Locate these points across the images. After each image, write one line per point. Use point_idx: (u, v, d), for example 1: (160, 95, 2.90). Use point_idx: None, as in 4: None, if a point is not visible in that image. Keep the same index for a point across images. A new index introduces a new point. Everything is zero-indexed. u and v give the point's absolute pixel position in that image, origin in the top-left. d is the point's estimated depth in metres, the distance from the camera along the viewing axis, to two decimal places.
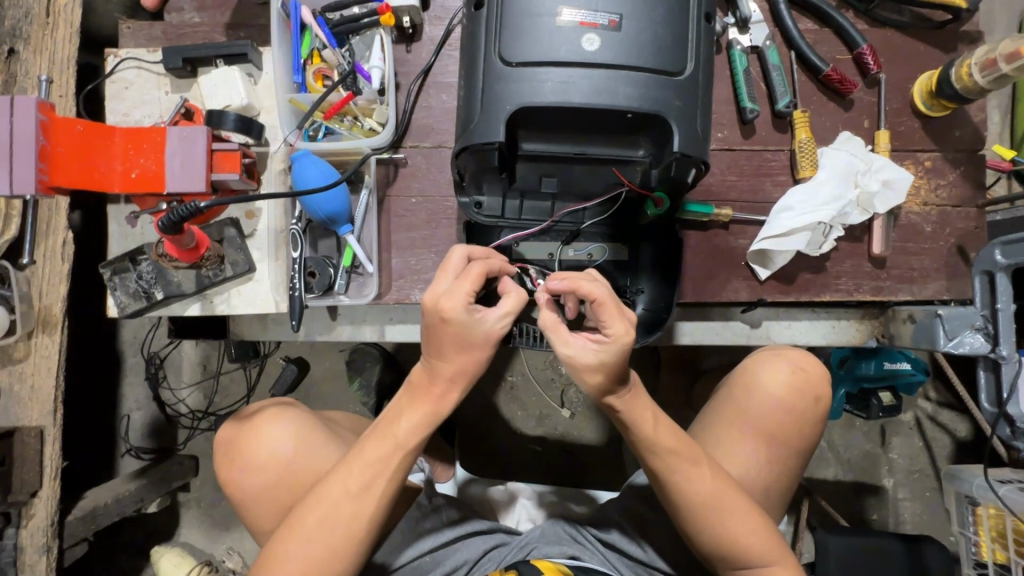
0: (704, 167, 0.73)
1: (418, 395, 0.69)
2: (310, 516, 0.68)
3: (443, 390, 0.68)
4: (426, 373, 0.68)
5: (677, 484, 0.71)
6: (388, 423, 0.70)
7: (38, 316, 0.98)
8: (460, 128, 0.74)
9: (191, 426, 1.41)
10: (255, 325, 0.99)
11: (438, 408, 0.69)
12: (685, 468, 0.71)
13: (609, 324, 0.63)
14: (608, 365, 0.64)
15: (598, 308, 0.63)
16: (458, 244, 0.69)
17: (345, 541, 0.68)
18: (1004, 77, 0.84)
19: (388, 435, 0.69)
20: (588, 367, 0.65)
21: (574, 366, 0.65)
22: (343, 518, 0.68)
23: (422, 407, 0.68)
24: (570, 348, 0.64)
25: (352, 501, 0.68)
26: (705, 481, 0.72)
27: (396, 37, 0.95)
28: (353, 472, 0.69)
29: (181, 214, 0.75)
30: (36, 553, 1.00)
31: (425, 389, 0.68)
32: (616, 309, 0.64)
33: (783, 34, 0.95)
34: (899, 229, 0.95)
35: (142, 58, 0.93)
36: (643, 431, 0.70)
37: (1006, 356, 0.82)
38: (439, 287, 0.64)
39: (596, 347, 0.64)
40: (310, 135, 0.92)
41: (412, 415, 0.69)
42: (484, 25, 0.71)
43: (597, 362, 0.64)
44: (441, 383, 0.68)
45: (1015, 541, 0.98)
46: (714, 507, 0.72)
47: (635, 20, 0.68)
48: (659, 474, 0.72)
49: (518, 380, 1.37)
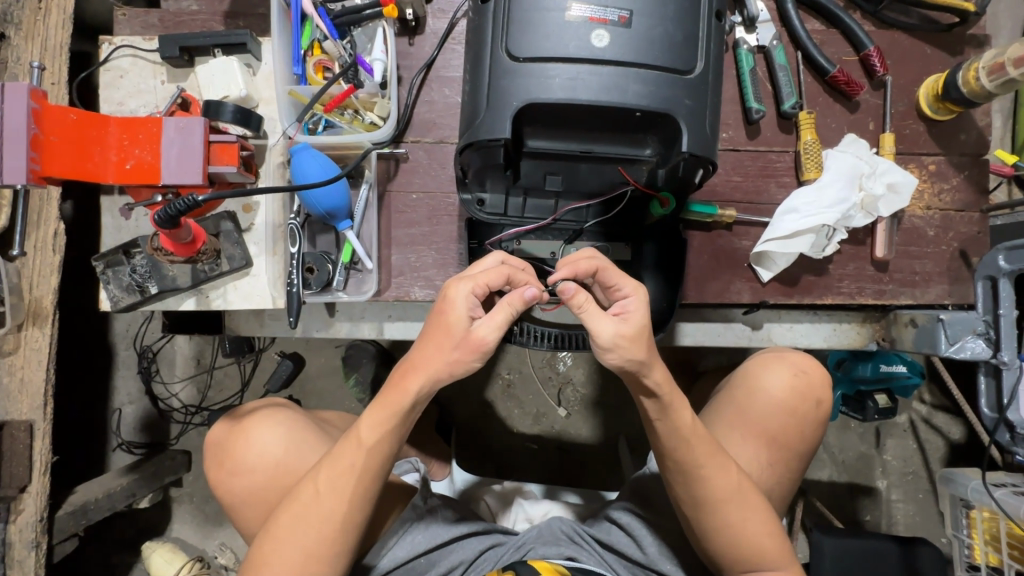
0: (711, 167, 0.72)
1: (383, 400, 0.68)
2: (287, 517, 0.69)
3: (404, 386, 0.66)
4: (396, 374, 0.68)
5: (705, 477, 0.71)
6: (355, 427, 0.69)
7: (28, 308, 0.96)
8: (465, 124, 0.73)
9: (184, 421, 1.39)
10: (251, 321, 0.98)
11: (398, 402, 0.66)
12: (712, 462, 0.71)
13: (620, 284, 0.67)
14: (644, 327, 0.64)
15: (604, 274, 0.67)
16: (492, 251, 0.71)
17: (323, 543, 0.68)
18: (1011, 81, 0.83)
19: (353, 440, 0.68)
20: (628, 340, 0.62)
21: (615, 343, 0.62)
22: (321, 521, 0.68)
23: (384, 411, 0.67)
24: (609, 323, 0.62)
25: (330, 502, 0.68)
26: (730, 478, 0.71)
27: (398, 30, 0.94)
28: (326, 477, 0.68)
29: (178, 209, 0.73)
30: (25, 549, 0.99)
31: (390, 394, 0.67)
32: (619, 271, 0.68)
33: (790, 33, 0.94)
34: (902, 233, 0.95)
35: (138, 45, 0.91)
36: (682, 421, 0.69)
37: (1007, 362, 0.82)
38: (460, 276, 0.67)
39: (623, 319, 0.63)
40: (310, 128, 0.91)
41: (374, 415, 0.67)
42: (492, 18, 0.69)
43: (635, 327, 0.63)
44: (406, 387, 0.66)
45: (1008, 544, 0.98)
46: (735, 503, 0.72)
47: (645, 16, 0.67)
48: (687, 467, 0.71)
49: (515, 378, 1.36)
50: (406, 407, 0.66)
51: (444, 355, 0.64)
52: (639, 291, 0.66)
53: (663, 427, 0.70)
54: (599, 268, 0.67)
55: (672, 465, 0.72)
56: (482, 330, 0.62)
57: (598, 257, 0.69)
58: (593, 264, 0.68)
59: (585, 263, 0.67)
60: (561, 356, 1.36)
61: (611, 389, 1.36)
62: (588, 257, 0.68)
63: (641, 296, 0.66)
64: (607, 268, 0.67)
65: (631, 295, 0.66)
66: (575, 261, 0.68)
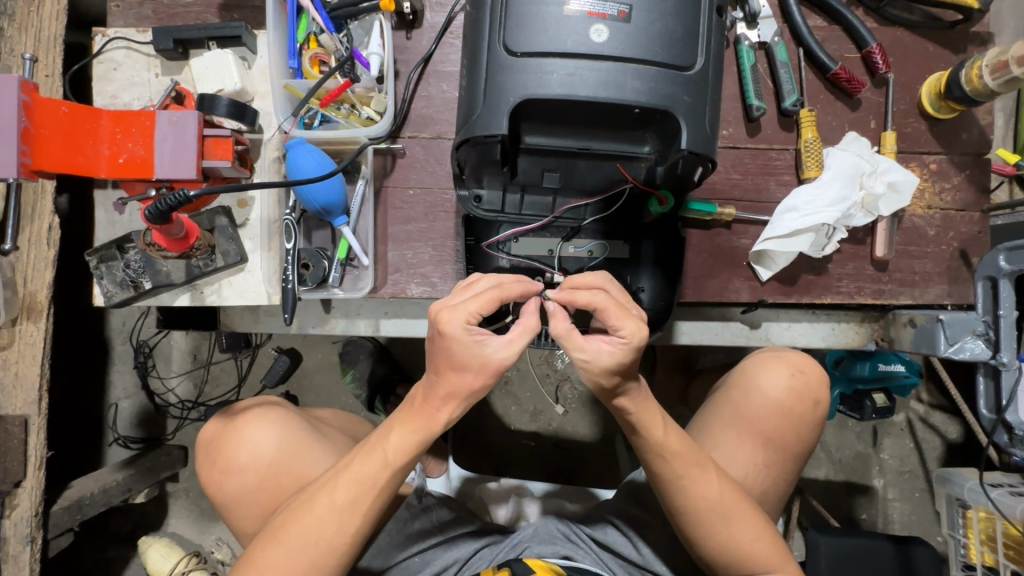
0: (710, 165, 0.72)
1: (412, 419, 0.66)
2: (296, 526, 0.67)
3: (440, 404, 0.64)
4: (421, 393, 0.65)
5: (685, 489, 0.70)
6: (379, 440, 0.68)
7: (22, 303, 0.95)
8: (462, 118, 0.72)
9: (180, 416, 1.38)
10: (246, 317, 0.97)
11: (432, 422, 0.65)
12: (692, 473, 0.70)
13: (618, 326, 0.60)
14: (623, 366, 0.61)
15: (604, 314, 0.60)
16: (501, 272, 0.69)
17: (330, 554, 0.67)
18: (1014, 80, 0.82)
19: (377, 450, 0.67)
20: (603, 368, 0.61)
21: (587, 368, 0.61)
22: (334, 533, 0.67)
23: (417, 428, 0.66)
24: (583, 351, 0.61)
25: (344, 515, 0.67)
26: (709, 489, 0.71)
27: (395, 23, 0.92)
28: (342, 492, 0.67)
29: (168, 204, 0.73)
30: (19, 544, 0.98)
31: (421, 414, 0.65)
32: (625, 314, 0.60)
33: (792, 30, 0.93)
34: (903, 232, 0.94)
35: (132, 37, 0.90)
36: (654, 435, 0.69)
37: (1006, 363, 0.81)
38: (451, 303, 0.60)
39: (608, 351, 0.61)
40: (306, 123, 0.89)
41: (404, 432, 0.66)
42: (489, 11, 0.68)
43: (614, 362, 0.61)
44: (438, 414, 0.65)
45: (1004, 545, 0.98)
46: (721, 517, 0.71)
47: (645, 11, 0.66)
48: (668, 481, 0.71)
49: (513, 375, 1.36)
50: (437, 430, 0.66)
51: (468, 383, 0.61)
52: (635, 336, 0.60)
53: (659, 429, 0.69)
54: (598, 308, 0.60)
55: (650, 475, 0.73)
56: (495, 348, 0.59)
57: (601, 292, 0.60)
58: (593, 302, 0.60)
59: (583, 298, 0.60)
60: (558, 354, 1.35)
61: None
62: (590, 290, 0.60)
63: (636, 341, 0.60)
64: (607, 309, 0.60)
65: (624, 339, 0.60)
66: (574, 293, 0.60)
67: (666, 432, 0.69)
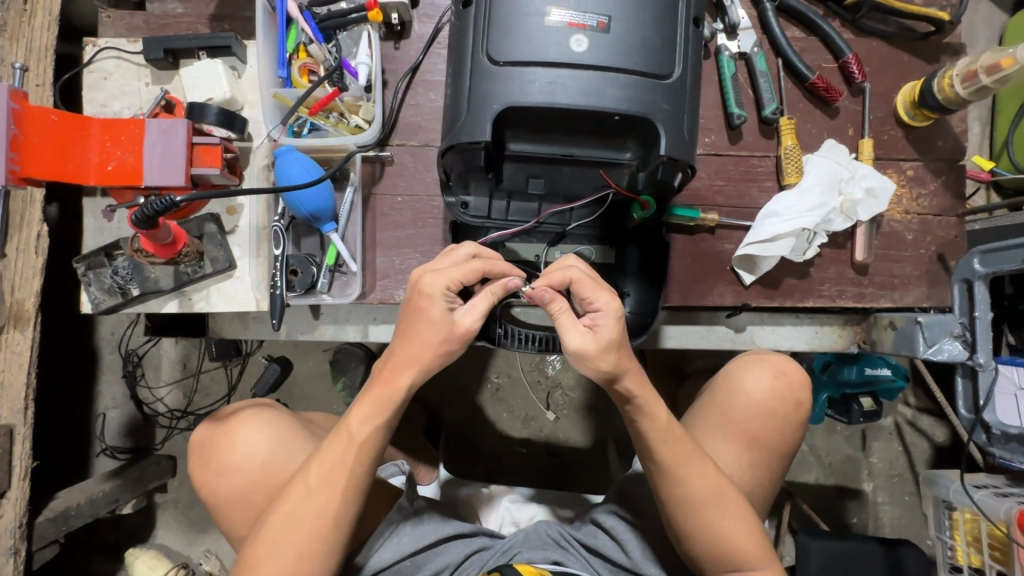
0: (690, 170, 0.73)
1: (375, 393, 0.69)
2: (279, 517, 0.68)
3: (398, 368, 0.68)
4: (387, 366, 0.69)
5: (683, 478, 0.71)
6: (344, 422, 0.70)
7: (9, 311, 0.95)
8: (447, 126, 0.73)
9: (169, 426, 1.37)
10: (236, 323, 0.97)
11: (391, 391, 0.69)
12: (690, 461, 0.71)
13: (592, 299, 0.65)
14: (612, 341, 0.65)
15: (578, 287, 0.65)
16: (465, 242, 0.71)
17: (313, 542, 0.67)
18: (984, 89, 0.85)
19: (343, 433, 0.69)
20: (595, 353, 0.65)
21: (581, 355, 0.65)
22: (314, 518, 0.67)
23: (374, 399, 0.69)
24: (576, 335, 0.65)
25: (322, 498, 0.68)
26: (708, 478, 0.72)
27: (384, 33, 0.94)
28: (318, 468, 0.68)
29: (155, 209, 0.74)
30: (3, 556, 0.97)
31: (381, 386, 0.69)
32: (596, 284, 0.65)
33: (771, 41, 0.96)
34: (882, 236, 0.96)
35: (122, 48, 0.91)
36: (656, 419, 0.70)
37: (983, 363, 0.83)
38: (432, 268, 0.67)
39: (595, 326, 0.65)
40: (295, 131, 0.91)
41: (364, 405, 0.69)
42: (473, 20, 0.70)
43: (604, 339, 0.65)
44: (397, 382, 0.68)
45: (989, 545, 0.99)
46: (715, 505, 0.72)
47: (624, 22, 0.68)
48: (667, 468, 0.71)
49: (503, 382, 1.37)
50: (396, 399, 0.69)
51: (431, 347, 0.67)
52: (611, 305, 0.65)
53: (645, 424, 0.71)
54: (573, 281, 0.65)
55: (649, 467, 0.73)
56: (464, 320, 0.67)
57: (572, 268, 0.66)
58: (566, 276, 0.65)
59: (557, 277, 0.65)
60: (549, 360, 1.36)
61: (599, 393, 1.37)
62: (563, 267, 0.66)
63: (613, 311, 0.65)
64: (582, 281, 0.65)
65: (601, 310, 0.65)
66: (548, 272, 0.66)
67: (669, 417, 0.71)
